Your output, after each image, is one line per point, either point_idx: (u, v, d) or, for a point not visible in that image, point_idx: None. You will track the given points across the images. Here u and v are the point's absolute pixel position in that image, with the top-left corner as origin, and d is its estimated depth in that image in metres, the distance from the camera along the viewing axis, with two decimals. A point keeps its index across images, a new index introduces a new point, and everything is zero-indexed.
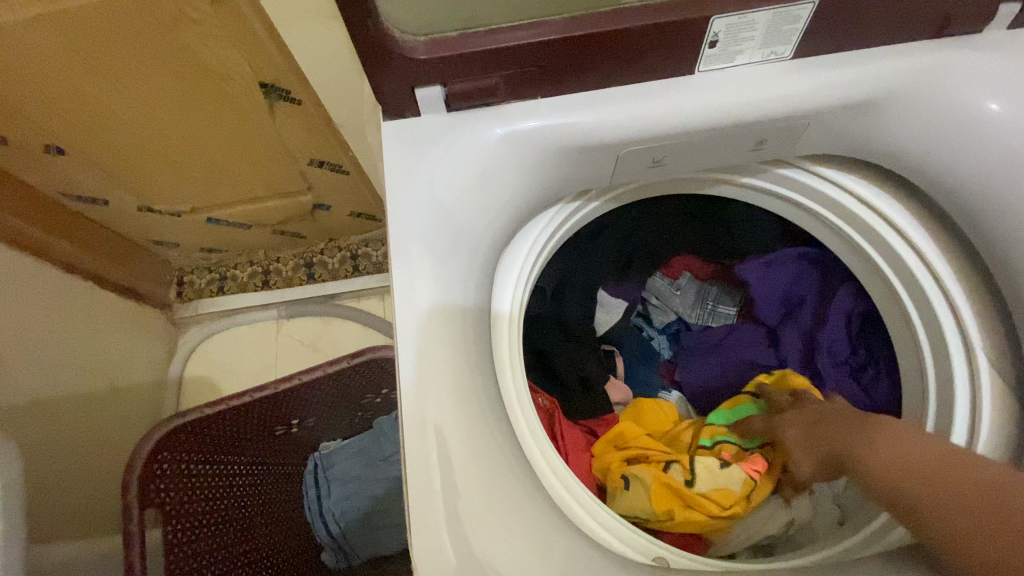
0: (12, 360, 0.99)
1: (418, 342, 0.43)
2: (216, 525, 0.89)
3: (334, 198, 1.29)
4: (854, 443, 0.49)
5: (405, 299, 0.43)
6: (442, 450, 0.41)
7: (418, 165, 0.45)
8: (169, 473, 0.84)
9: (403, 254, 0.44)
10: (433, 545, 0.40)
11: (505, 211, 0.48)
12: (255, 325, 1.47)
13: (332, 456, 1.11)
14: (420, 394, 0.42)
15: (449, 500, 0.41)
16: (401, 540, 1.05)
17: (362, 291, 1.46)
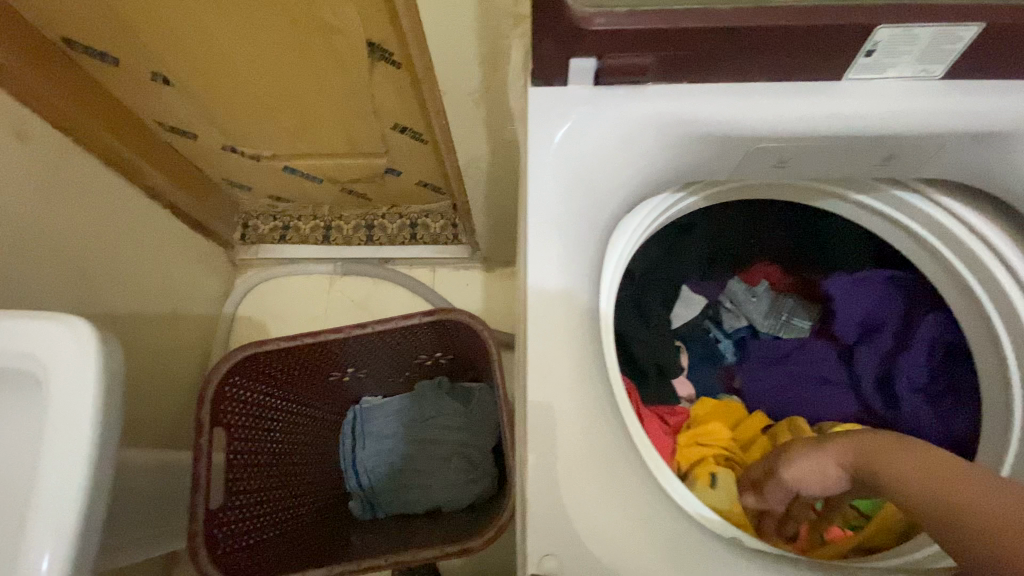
0: (93, 270, 1.06)
1: (546, 296, 0.45)
2: (266, 457, 0.92)
3: (407, 165, 1.33)
4: (879, 454, 0.50)
5: (537, 255, 0.46)
6: (560, 402, 0.43)
7: (562, 130, 0.47)
8: (236, 396, 0.88)
9: (539, 211, 0.46)
10: (544, 494, 0.42)
11: (632, 186, 0.50)
12: (309, 277, 1.52)
13: (370, 411, 1.23)
14: (547, 345, 0.44)
15: (561, 452, 0.42)
16: (427, 501, 1.13)
17: (414, 259, 1.51)
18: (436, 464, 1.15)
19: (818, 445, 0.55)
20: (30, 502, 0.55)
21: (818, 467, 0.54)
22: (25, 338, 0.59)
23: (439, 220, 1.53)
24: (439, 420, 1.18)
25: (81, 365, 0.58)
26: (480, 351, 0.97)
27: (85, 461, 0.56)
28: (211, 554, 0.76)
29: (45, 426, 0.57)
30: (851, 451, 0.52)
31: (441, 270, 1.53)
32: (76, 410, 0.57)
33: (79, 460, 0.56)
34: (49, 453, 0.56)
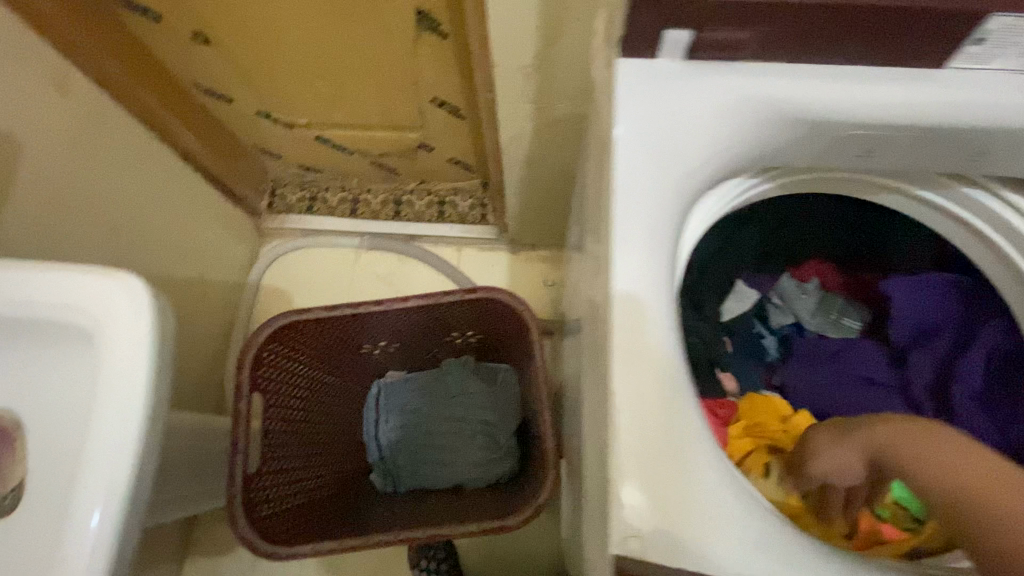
0: (126, 228, 1.06)
1: (630, 272, 0.44)
2: (299, 427, 0.92)
3: (441, 140, 1.31)
4: (917, 446, 0.50)
5: (622, 229, 0.45)
6: (646, 379, 0.43)
7: (652, 102, 0.46)
8: (274, 365, 0.87)
9: (625, 183, 0.45)
10: (630, 472, 0.41)
11: (717, 166, 0.48)
12: (334, 250, 1.52)
13: (393, 385, 1.23)
14: (633, 326, 0.43)
15: (641, 436, 0.42)
16: (449, 478, 1.15)
17: (441, 238, 1.50)
18: (460, 443, 1.16)
19: (838, 436, 0.57)
20: (82, 458, 0.55)
21: (840, 459, 0.56)
22: (82, 295, 0.59)
23: (467, 199, 1.51)
24: (465, 399, 1.19)
25: (133, 324, 0.57)
26: (515, 331, 0.97)
27: (137, 420, 0.55)
28: (252, 517, 0.76)
29: (98, 385, 0.56)
30: (872, 440, 0.54)
31: (467, 250, 1.51)
32: (128, 370, 0.56)
33: (127, 419, 0.55)
34: (101, 409, 0.55)
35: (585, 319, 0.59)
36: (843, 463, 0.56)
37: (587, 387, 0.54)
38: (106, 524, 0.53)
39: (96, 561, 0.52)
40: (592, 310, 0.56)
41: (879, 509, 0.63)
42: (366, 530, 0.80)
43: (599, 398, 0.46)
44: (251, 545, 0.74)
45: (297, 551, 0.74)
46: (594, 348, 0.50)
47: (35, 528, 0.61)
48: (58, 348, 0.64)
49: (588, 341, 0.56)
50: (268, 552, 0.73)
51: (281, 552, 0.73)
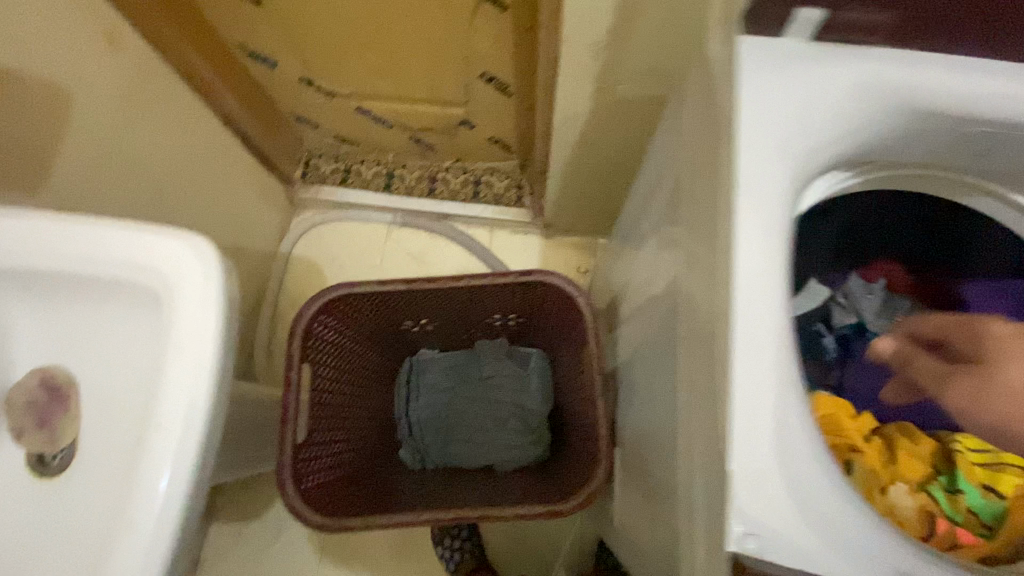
0: (169, 191, 1.04)
1: (755, 243, 0.45)
2: (343, 401, 0.92)
3: (483, 118, 1.29)
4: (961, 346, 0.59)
5: (751, 194, 0.46)
6: (764, 363, 0.43)
7: (782, 75, 0.49)
8: (323, 336, 0.86)
9: (755, 149, 0.47)
10: (747, 460, 0.42)
11: (832, 142, 0.51)
12: (366, 225, 1.50)
13: (425, 363, 1.23)
14: (756, 319, 0.43)
15: (760, 423, 0.42)
16: (479, 459, 1.15)
17: (474, 218, 1.48)
18: (492, 424, 1.16)
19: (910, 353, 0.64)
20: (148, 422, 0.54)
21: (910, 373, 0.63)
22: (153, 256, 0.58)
23: (503, 179, 1.49)
24: (498, 381, 1.18)
25: (204, 289, 0.56)
26: (559, 317, 0.95)
27: (207, 388, 0.54)
28: (301, 486, 0.76)
29: (166, 350, 0.55)
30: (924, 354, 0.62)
31: (500, 231, 1.49)
32: (199, 335, 0.55)
33: (193, 387, 0.54)
34: (167, 375, 0.54)
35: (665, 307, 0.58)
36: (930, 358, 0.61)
37: (675, 379, 0.53)
38: (176, 490, 0.52)
39: (166, 528, 0.51)
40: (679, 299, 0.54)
41: (954, 513, 0.60)
42: (412, 506, 0.81)
43: (707, 388, 0.46)
44: (300, 515, 0.73)
45: (347, 523, 0.74)
46: (691, 332, 0.49)
47: (95, 489, 0.61)
48: (117, 308, 0.63)
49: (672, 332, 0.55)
50: (317, 524, 0.73)
51: (331, 524, 0.73)
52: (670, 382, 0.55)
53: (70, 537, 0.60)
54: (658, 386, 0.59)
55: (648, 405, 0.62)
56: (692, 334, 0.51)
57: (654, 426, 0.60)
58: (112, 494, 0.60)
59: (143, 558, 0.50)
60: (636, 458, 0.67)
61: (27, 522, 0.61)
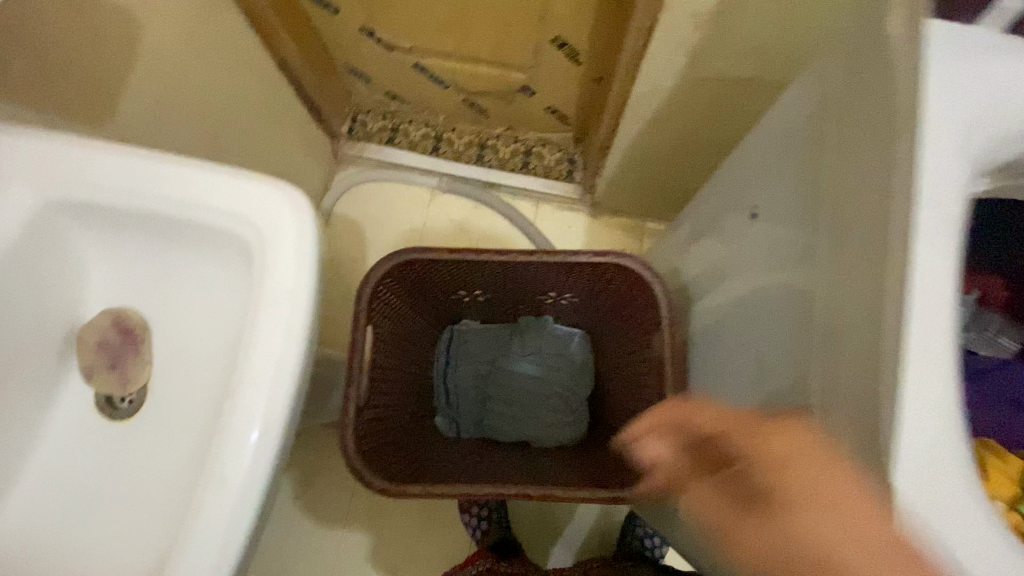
0: (223, 136, 1.01)
1: (937, 249, 0.43)
2: (397, 367, 0.90)
3: (546, 86, 1.24)
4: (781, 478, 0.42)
5: (931, 194, 0.43)
6: (938, 379, 0.41)
7: (968, 68, 0.46)
8: (383, 299, 0.84)
9: (936, 146, 0.44)
10: (915, 482, 0.41)
11: (998, 148, 0.49)
12: (410, 187, 1.46)
13: (466, 333, 1.20)
14: (924, 341, 0.41)
15: (927, 440, 0.41)
16: (517, 434, 1.14)
17: (521, 190, 1.44)
18: (534, 401, 1.15)
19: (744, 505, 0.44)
20: (237, 377, 0.52)
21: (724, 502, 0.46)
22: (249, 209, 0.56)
23: (554, 152, 1.44)
24: (541, 358, 1.16)
25: (297, 244, 0.55)
26: (618, 305, 0.91)
27: (298, 347, 0.53)
28: (361, 448, 0.75)
29: (255, 305, 0.54)
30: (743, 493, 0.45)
31: (545, 205, 1.45)
32: (291, 293, 0.54)
33: (278, 344, 0.52)
34: (253, 329, 0.53)
35: (797, 313, 0.55)
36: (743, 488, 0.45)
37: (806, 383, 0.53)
38: (267, 447, 0.51)
39: (256, 484, 0.50)
40: (820, 308, 0.52)
41: None
42: (472, 477, 0.80)
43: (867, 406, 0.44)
44: (361, 476, 0.72)
45: (407, 489, 0.73)
46: (837, 337, 0.49)
47: (171, 433, 0.61)
48: (200, 253, 0.62)
49: (812, 339, 0.53)
50: (378, 487, 0.72)
51: (393, 489, 0.72)
52: (808, 392, 0.53)
53: (145, 485, 0.59)
54: (779, 390, 0.57)
55: (761, 408, 0.60)
56: (833, 340, 0.50)
57: (772, 432, 0.58)
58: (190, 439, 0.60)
59: (232, 512, 0.49)
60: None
61: (97, 460, 0.60)
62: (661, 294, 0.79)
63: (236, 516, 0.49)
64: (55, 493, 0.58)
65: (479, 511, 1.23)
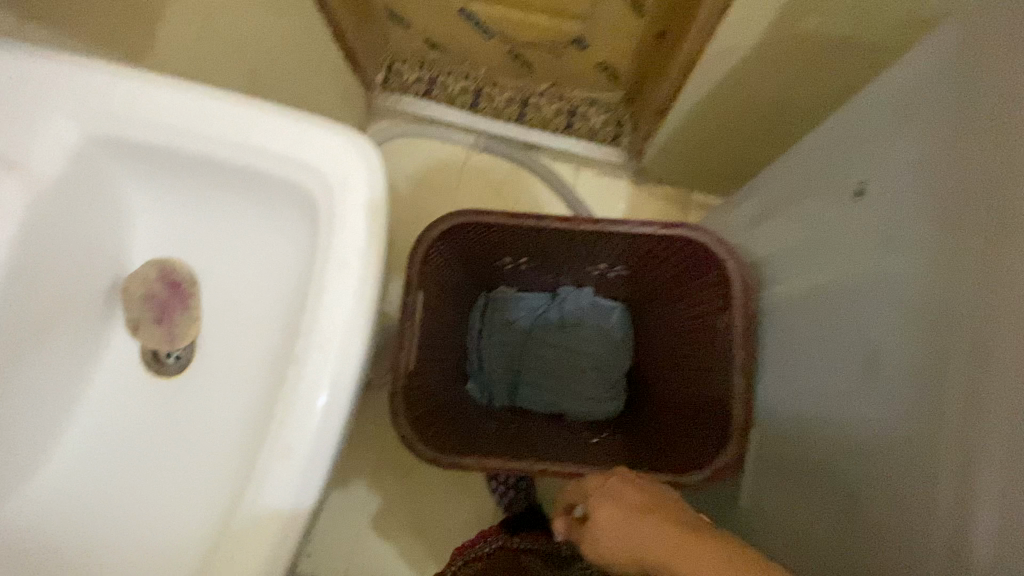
0: (261, 79, 0.93)
1: None
2: (442, 336, 0.89)
3: (602, 39, 1.15)
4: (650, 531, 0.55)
5: None
6: None
7: None
8: (433, 267, 0.83)
9: None
10: None
11: None
12: (445, 144, 1.38)
13: (502, 300, 1.13)
14: None
15: None
16: (553, 407, 1.09)
17: (562, 153, 1.36)
18: (572, 375, 1.10)
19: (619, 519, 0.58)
20: (303, 341, 0.50)
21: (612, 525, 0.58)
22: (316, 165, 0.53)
23: (601, 113, 1.36)
24: (581, 332, 1.11)
25: (359, 201, 0.53)
26: (668, 280, 0.91)
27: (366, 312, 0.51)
28: (412, 416, 0.74)
29: (318, 264, 0.52)
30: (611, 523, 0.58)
31: (587, 171, 1.38)
32: (361, 256, 0.52)
33: (341, 306, 0.50)
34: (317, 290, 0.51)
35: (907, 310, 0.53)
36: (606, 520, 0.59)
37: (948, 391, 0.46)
38: (334, 415, 0.49)
39: (322, 449, 0.49)
40: (940, 305, 0.49)
41: None
42: (518, 454, 0.80)
43: None
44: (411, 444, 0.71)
45: (456, 460, 0.73)
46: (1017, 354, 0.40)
47: (218, 397, 0.57)
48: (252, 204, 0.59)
49: (929, 338, 0.49)
50: (427, 455, 0.71)
51: (443, 458, 0.71)
52: (935, 393, 0.48)
53: (189, 443, 0.55)
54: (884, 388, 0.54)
55: (859, 403, 0.58)
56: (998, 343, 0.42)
57: (880, 435, 0.54)
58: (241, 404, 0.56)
59: (296, 479, 0.47)
60: (817, 455, 0.63)
61: (138, 420, 0.57)
62: (736, 276, 0.76)
63: (303, 483, 0.48)
64: (98, 448, 0.56)
65: (505, 479, 1.23)
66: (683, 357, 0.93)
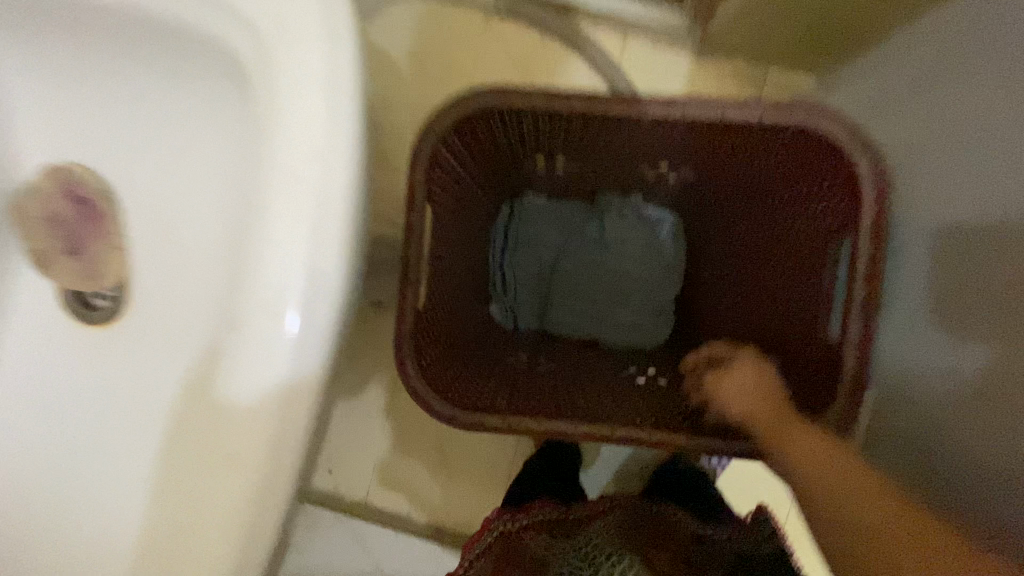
0: None
1: None
2: (461, 258, 0.73)
3: None
4: (756, 384, 0.69)
5: None
6: None
7: None
8: (441, 172, 0.65)
9: None
10: None
11: None
12: (457, 8, 1.08)
13: (530, 211, 0.94)
14: None
15: None
16: (590, 334, 0.92)
17: (609, 15, 1.06)
18: (613, 298, 0.91)
19: (752, 391, 0.68)
20: (256, 244, 0.47)
21: (737, 394, 0.69)
22: (251, 30, 0.49)
23: None
24: (625, 247, 0.90)
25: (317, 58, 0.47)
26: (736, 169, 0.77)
27: (342, 210, 0.47)
28: (422, 366, 0.61)
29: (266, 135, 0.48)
30: (749, 386, 0.69)
31: (638, 41, 1.08)
32: (339, 142, 0.47)
33: (311, 184, 0.47)
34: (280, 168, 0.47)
35: (978, 226, 0.56)
36: (734, 389, 0.69)
37: None
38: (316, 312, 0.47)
39: (307, 345, 0.46)
40: None
41: None
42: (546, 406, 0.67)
43: None
44: (422, 399, 0.60)
45: (471, 416, 0.62)
46: None
47: (151, 333, 0.62)
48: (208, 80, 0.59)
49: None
50: (440, 412, 0.61)
51: (459, 415, 0.61)
52: None
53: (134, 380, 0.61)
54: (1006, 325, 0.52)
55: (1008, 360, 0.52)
56: None
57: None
58: (186, 303, 0.60)
59: (285, 373, 0.46)
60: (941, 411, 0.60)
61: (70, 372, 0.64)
62: (870, 188, 0.65)
63: (286, 382, 0.46)
64: (27, 390, 0.64)
65: None
66: (772, 282, 0.81)
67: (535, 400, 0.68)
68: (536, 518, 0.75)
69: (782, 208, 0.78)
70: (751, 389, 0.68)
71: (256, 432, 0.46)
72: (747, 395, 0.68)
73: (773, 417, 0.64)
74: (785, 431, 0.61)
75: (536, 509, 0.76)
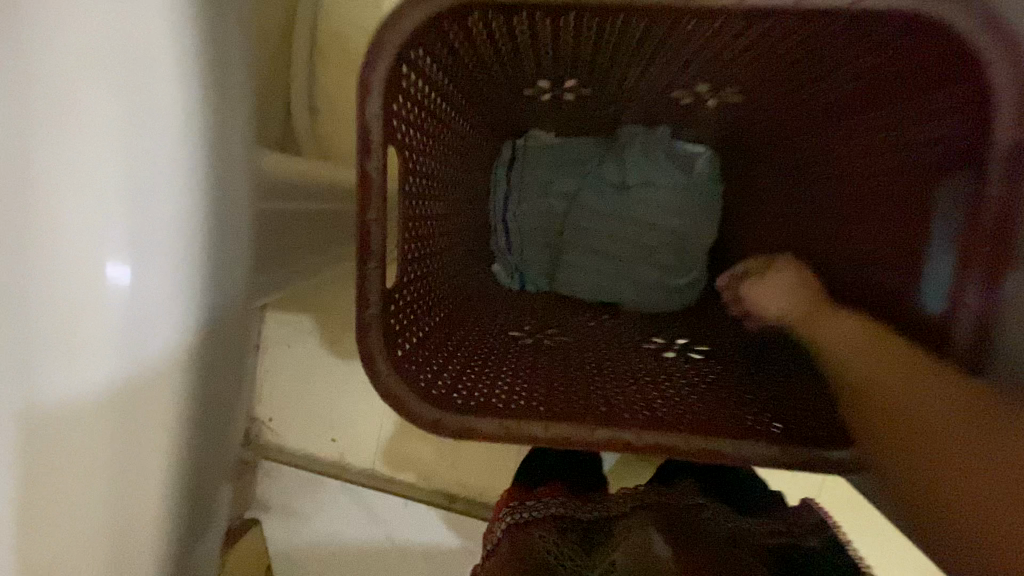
0: None
1: None
2: (435, 213, 0.60)
3: None
4: (795, 279, 0.60)
5: None
6: None
7: None
8: (414, 105, 0.50)
9: None
10: None
11: None
12: None
13: (539, 150, 0.82)
14: None
15: None
16: (607, 292, 0.78)
17: None
18: (633, 249, 0.78)
19: (793, 288, 0.60)
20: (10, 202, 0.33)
21: (772, 294, 0.61)
22: None
23: None
24: (648, 188, 0.78)
25: None
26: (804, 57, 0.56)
27: (167, 150, 0.37)
28: (394, 352, 0.46)
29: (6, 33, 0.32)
30: (783, 281, 0.60)
31: None
32: (135, 53, 0.35)
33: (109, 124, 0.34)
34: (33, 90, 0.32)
35: None
36: (772, 288, 0.61)
37: None
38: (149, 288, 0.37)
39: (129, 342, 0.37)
40: None
41: None
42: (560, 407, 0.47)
43: None
44: (391, 399, 0.43)
45: (460, 422, 0.44)
46: None
47: None
48: None
49: None
50: (418, 417, 0.43)
51: (445, 420, 0.43)
52: None
53: None
54: None
55: None
56: None
57: None
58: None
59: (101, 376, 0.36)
60: None
61: None
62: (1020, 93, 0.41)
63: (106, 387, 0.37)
64: None
65: None
66: (836, 228, 0.65)
67: (545, 391, 0.51)
68: (547, 511, 0.66)
69: (864, 122, 0.58)
70: (789, 281, 0.60)
71: (80, 440, 0.36)
72: (782, 290, 0.60)
73: (804, 301, 0.58)
74: (818, 318, 0.54)
75: (547, 503, 0.68)
